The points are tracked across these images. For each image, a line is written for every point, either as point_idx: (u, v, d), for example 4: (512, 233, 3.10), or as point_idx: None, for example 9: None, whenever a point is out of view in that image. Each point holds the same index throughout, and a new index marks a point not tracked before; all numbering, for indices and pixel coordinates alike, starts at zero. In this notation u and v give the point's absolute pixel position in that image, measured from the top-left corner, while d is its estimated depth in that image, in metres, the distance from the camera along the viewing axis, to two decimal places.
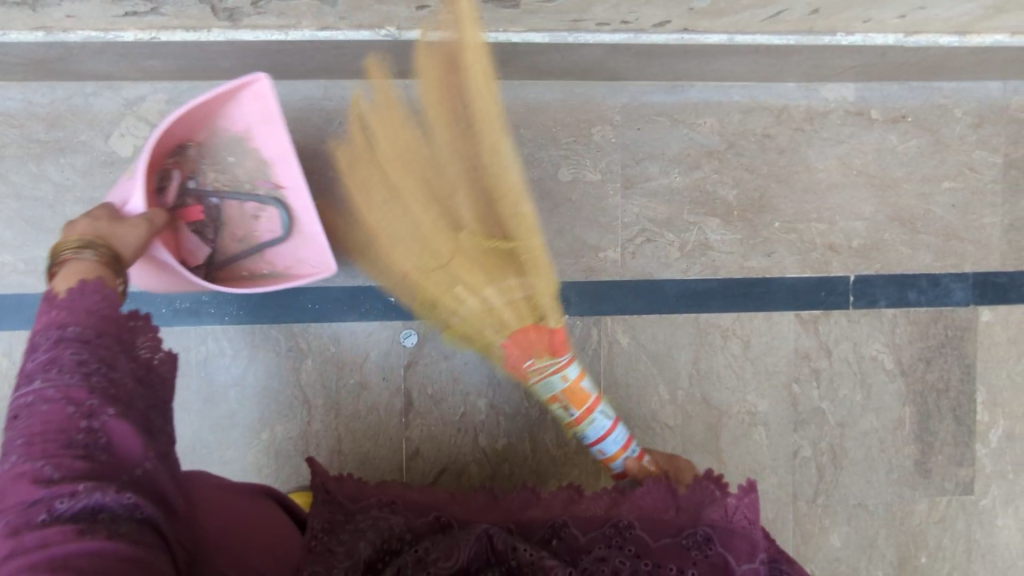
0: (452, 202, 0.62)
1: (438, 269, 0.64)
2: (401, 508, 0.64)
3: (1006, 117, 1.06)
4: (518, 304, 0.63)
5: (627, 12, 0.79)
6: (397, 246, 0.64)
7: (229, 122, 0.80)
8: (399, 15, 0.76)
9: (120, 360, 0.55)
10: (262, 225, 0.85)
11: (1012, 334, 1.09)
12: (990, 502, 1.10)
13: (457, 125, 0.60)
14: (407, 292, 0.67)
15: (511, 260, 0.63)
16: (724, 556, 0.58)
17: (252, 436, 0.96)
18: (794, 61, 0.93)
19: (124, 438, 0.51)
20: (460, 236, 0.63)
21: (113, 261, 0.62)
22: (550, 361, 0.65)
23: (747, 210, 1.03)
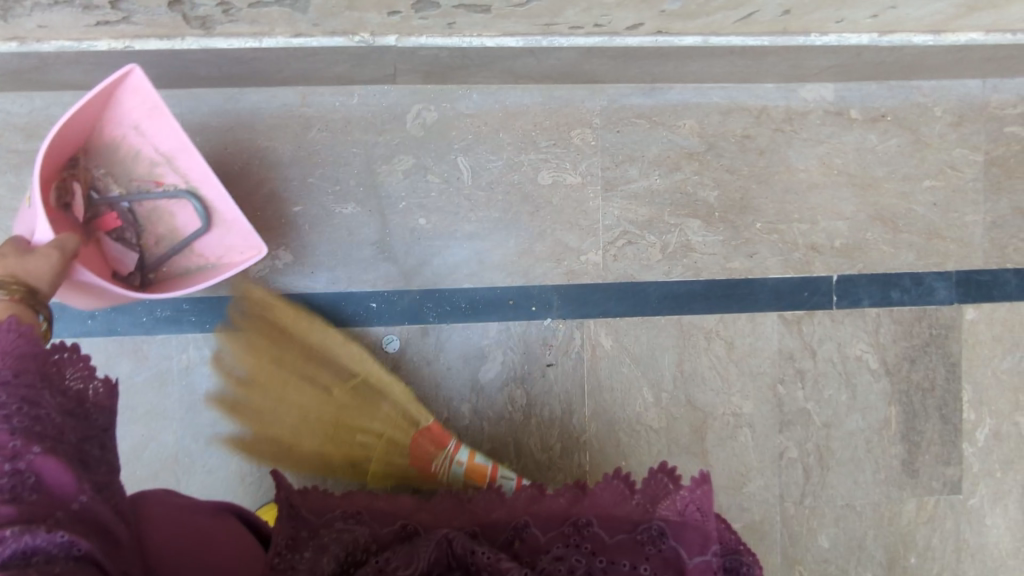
0: (317, 376, 0.93)
1: (335, 429, 0.93)
2: (365, 518, 0.67)
3: (986, 115, 1.07)
4: (397, 419, 0.93)
5: (599, 16, 0.79)
6: (293, 428, 0.93)
7: (117, 124, 0.84)
8: (371, 22, 0.77)
9: (43, 397, 0.55)
10: (180, 219, 0.88)
11: (997, 332, 1.09)
12: (979, 501, 1.09)
13: (294, 343, 0.93)
14: (327, 464, 0.94)
15: (372, 391, 0.94)
16: (677, 549, 0.63)
17: (234, 444, 0.96)
18: (770, 63, 0.94)
19: (55, 473, 0.51)
20: (331, 393, 0.93)
21: (27, 296, 0.64)
22: (441, 454, 0.93)
23: (728, 211, 1.04)
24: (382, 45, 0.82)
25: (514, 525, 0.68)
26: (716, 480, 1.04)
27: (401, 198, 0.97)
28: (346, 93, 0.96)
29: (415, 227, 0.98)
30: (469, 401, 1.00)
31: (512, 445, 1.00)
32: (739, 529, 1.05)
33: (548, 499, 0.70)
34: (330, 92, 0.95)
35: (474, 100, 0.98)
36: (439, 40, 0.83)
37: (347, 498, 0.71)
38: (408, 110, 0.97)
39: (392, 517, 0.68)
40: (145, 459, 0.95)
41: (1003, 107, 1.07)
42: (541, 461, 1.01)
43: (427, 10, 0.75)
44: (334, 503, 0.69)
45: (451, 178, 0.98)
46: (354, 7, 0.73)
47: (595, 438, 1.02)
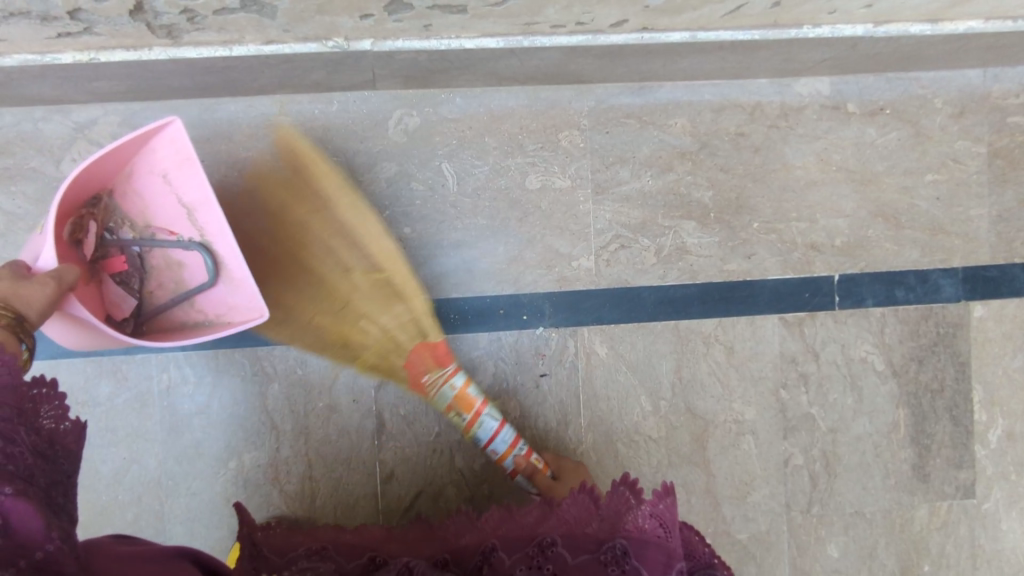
0: (336, 247, 0.84)
1: (341, 308, 0.84)
2: (330, 553, 0.64)
3: (988, 106, 1.03)
4: (407, 326, 0.85)
5: (581, 13, 0.76)
6: (299, 294, 0.85)
7: (145, 167, 0.78)
8: (344, 26, 0.75)
9: (19, 433, 0.51)
10: (190, 272, 0.80)
11: (1007, 329, 1.05)
12: (993, 506, 1.05)
13: (316, 206, 0.84)
14: (320, 342, 0.87)
15: (392, 290, 0.85)
16: (639, 569, 0.61)
17: (219, 466, 0.93)
18: (761, 58, 0.91)
19: (24, 518, 0.46)
20: (349, 275, 0.84)
21: (17, 326, 0.58)
22: (439, 372, 0.86)
23: (724, 212, 1.00)
24: (357, 49, 0.79)
25: (482, 550, 0.67)
26: (719, 489, 1.01)
27: (385, 207, 0.94)
28: (325, 100, 0.93)
29: (400, 236, 0.95)
30: None
31: None
32: (744, 540, 1.01)
33: (517, 519, 0.70)
34: (309, 100, 0.92)
35: (458, 103, 0.95)
36: (416, 43, 0.80)
37: (311, 534, 0.69)
38: (389, 115, 0.94)
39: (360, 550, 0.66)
40: (126, 483, 0.92)
41: (1006, 96, 1.03)
42: None
43: (402, 12, 0.73)
44: (298, 539, 0.68)
45: (436, 185, 0.95)
46: (324, 11, 0.71)
47: (593, 449, 0.98)
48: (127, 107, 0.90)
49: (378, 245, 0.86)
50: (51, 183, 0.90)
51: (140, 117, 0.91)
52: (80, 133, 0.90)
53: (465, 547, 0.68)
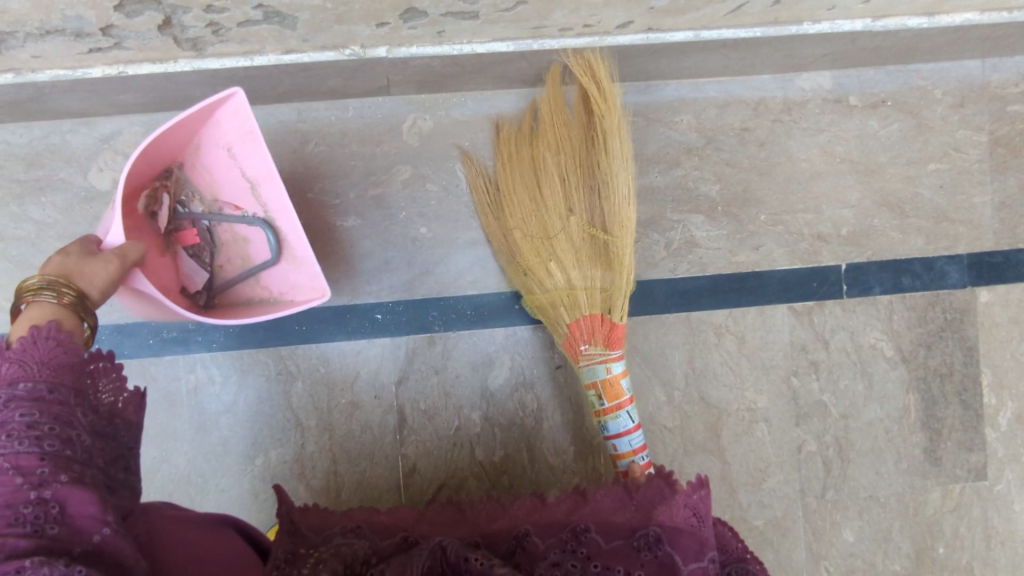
0: (572, 192, 0.89)
1: (543, 241, 0.89)
2: (365, 532, 0.68)
3: (988, 95, 1.05)
4: (593, 291, 0.88)
5: (588, 16, 0.79)
6: (520, 212, 0.91)
7: (211, 141, 0.80)
8: (361, 34, 0.78)
9: (77, 416, 0.52)
10: (255, 247, 0.85)
11: (1013, 314, 1.07)
12: (1005, 488, 1.07)
13: (581, 147, 0.90)
14: (511, 257, 0.93)
15: (604, 252, 0.89)
16: (671, 556, 0.66)
17: (246, 462, 0.96)
18: (764, 54, 0.93)
19: (80, 505, 0.49)
20: (570, 217, 0.89)
21: (79, 305, 0.60)
22: (603, 350, 0.88)
23: (731, 205, 1.03)
24: (373, 57, 0.82)
25: (517, 534, 0.69)
26: (734, 477, 1.03)
27: (402, 208, 0.97)
28: (342, 106, 0.96)
29: (416, 236, 0.97)
30: (480, 408, 0.99)
31: (526, 450, 0.99)
32: (760, 526, 1.03)
33: (550, 507, 0.71)
34: (325, 106, 0.95)
35: (470, 106, 0.98)
36: (430, 49, 0.83)
37: (347, 514, 0.72)
38: (404, 119, 0.97)
39: (393, 530, 0.69)
40: (157, 481, 0.95)
41: (1005, 85, 1.05)
42: (556, 465, 1.00)
43: (417, 19, 0.76)
44: (333, 519, 0.70)
45: (450, 186, 0.98)
46: (342, 20, 0.74)
47: None
48: (151, 118, 0.93)
49: (614, 206, 0.87)
50: (79, 193, 0.93)
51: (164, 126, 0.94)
52: (106, 143, 0.94)
53: (498, 531, 0.70)
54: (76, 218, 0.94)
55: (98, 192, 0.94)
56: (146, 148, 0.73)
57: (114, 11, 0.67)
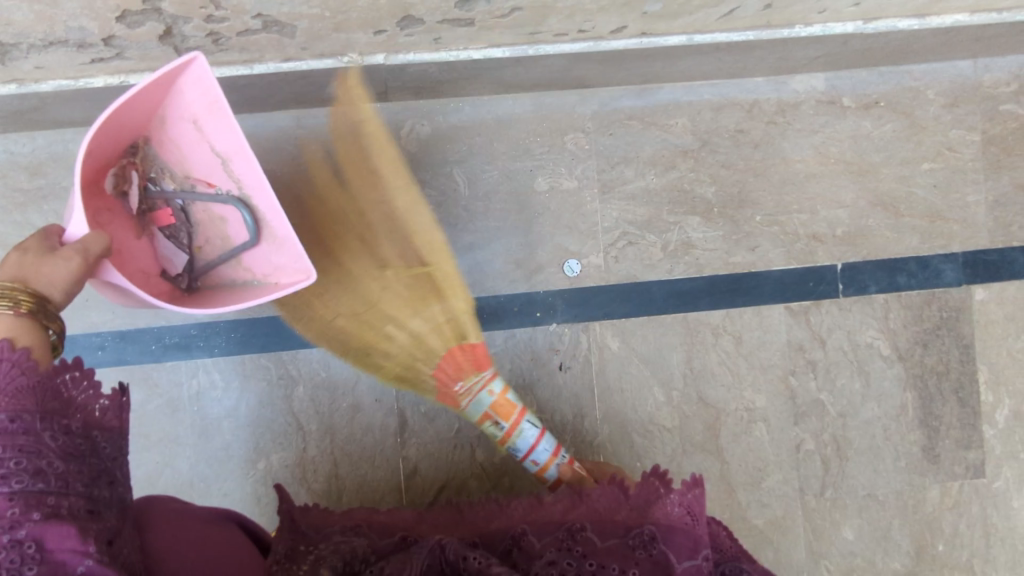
0: (378, 247, 0.79)
1: (366, 310, 0.79)
2: (365, 530, 0.69)
3: (980, 95, 1.06)
4: (443, 327, 0.78)
5: (582, 22, 0.80)
6: (336, 295, 0.80)
7: (174, 112, 0.70)
8: (358, 42, 0.79)
9: (43, 442, 0.49)
10: (234, 227, 0.76)
11: (1008, 311, 1.07)
12: (1004, 484, 1.08)
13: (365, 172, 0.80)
14: (345, 345, 0.83)
15: (429, 286, 0.79)
16: (666, 554, 0.64)
17: (249, 466, 0.96)
18: (757, 57, 0.94)
19: (59, 539, 0.47)
20: (386, 271, 0.79)
21: (39, 310, 0.55)
22: (475, 376, 0.80)
23: (727, 207, 1.04)
24: (371, 64, 0.83)
25: (513, 533, 0.69)
26: (733, 476, 1.03)
27: None
28: None
29: None
30: None
31: None
32: (760, 525, 1.03)
33: (547, 507, 0.73)
34: (323, 113, 0.97)
35: (467, 111, 0.99)
36: (427, 56, 0.84)
37: (347, 514, 0.73)
38: (401, 125, 0.98)
39: (393, 530, 0.69)
40: (160, 486, 0.95)
41: (998, 85, 1.06)
42: None
43: (413, 27, 0.77)
44: (333, 518, 0.71)
45: (448, 191, 0.99)
46: (340, 28, 0.75)
47: (609, 440, 1.01)
48: None
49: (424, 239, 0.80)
50: None
51: None
52: None
53: (496, 530, 0.72)
54: None
55: None
56: (94, 129, 0.64)
57: (116, 23, 0.68)
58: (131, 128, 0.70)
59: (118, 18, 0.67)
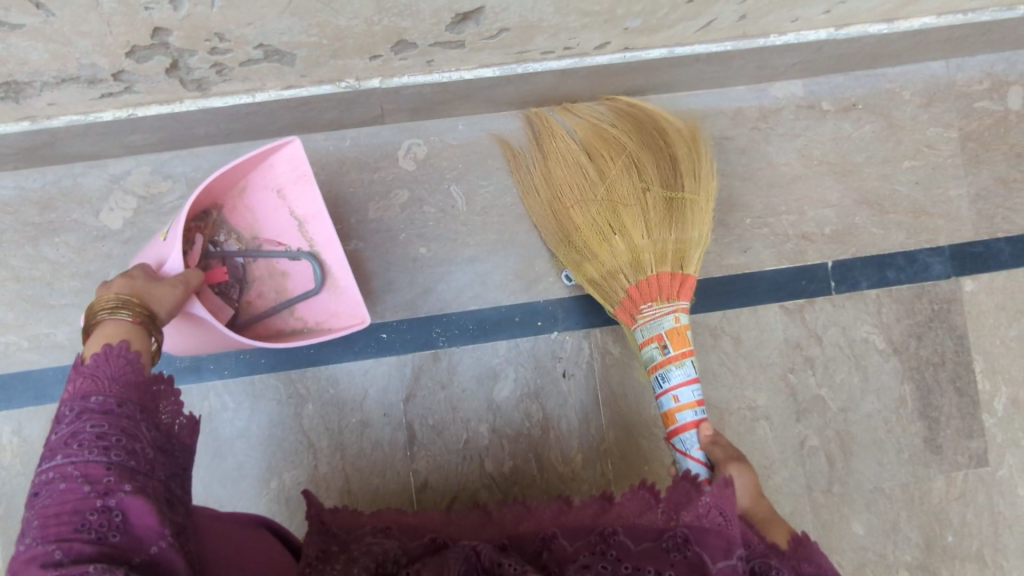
0: (645, 169, 0.95)
1: (610, 204, 0.94)
2: (395, 532, 0.74)
3: (954, 94, 1.10)
4: (668, 249, 0.91)
5: (568, 39, 0.84)
6: (574, 176, 0.97)
7: (259, 184, 0.89)
8: (355, 67, 0.83)
9: (141, 430, 0.59)
10: (294, 280, 0.93)
11: (999, 301, 1.09)
12: (1008, 472, 1.08)
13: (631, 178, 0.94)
14: (586, 194, 0.95)
15: (679, 215, 0.93)
16: (701, 555, 0.68)
17: (261, 486, 0.98)
18: (736, 66, 0.98)
19: (140, 515, 0.55)
20: (646, 190, 0.93)
21: (147, 321, 0.67)
22: (671, 303, 0.90)
23: (717, 211, 1.07)
24: (368, 88, 0.87)
25: (543, 536, 0.73)
26: None
27: (401, 230, 1.02)
28: (339, 137, 1.01)
29: (416, 256, 1.02)
30: (487, 420, 1.01)
31: (534, 460, 1.01)
32: None
33: (576, 512, 0.76)
34: (323, 138, 1.01)
35: (461, 130, 1.04)
36: (421, 78, 0.88)
37: (376, 515, 0.79)
38: (399, 146, 1.03)
39: (421, 531, 0.75)
40: None
41: (970, 84, 1.10)
42: (564, 474, 1.02)
43: (406, 51, 0.80)
44: (363, 519, 0.78)
45: (447, 207, 1.03)
46: (338, 55, 0.79)
47: (615, 444, 1.03)
48: (159, 157, 0.98)
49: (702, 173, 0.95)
50: (91, 233, 0.98)
51: (171, 164, 0.99)
52: (117, 183, 0.98)
53: (526, 534, 0.75)
54: (89, 256, 0.98)
55: (109, 230, 0.98)
56: (211, 181, 0.81)
57: (125, 58, 0.71)
58: (216, 194, 0.87)
59: (128, 53, 0.70)
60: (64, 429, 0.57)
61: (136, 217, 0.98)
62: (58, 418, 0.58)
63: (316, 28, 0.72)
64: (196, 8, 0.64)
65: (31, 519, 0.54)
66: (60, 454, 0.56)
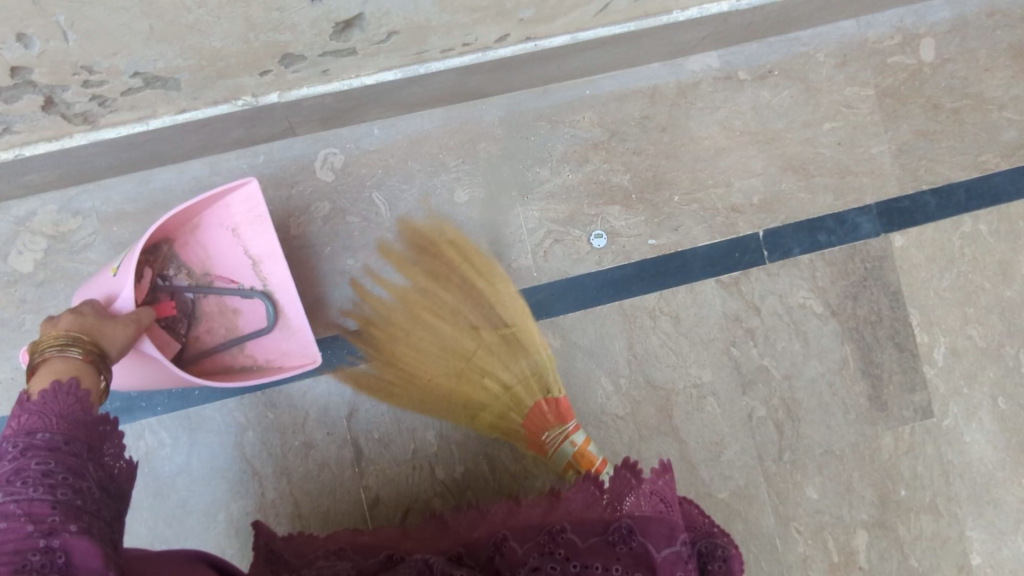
0: (473, 314, 1.02)
1: (465, 365, 1.00)
2: (348, 553, 0.72)
3: (868, 51, 1.10)
4: (528, 378, 1.00)
5: (464, 36, 0.83)
6: (417, 341, 1.01)
7: (214, 222, 0.89)
8: (248, 85, 0.80)
9: (86, 469, 0.59)
10: (245, 317, 0.91)
11: (929, 253, 1.10)
12: (953, 422, 1.10)
13: (457, 321, 1.01)
14: (431, 353, 1.00)
15: (516, 345, 1.01)
16: (645, 545, 0.63)
17: (209, 520, 0.96)
18: (646, 45, 0.97)
19: (84, 557, 0.53)
20: (478, 334, 1.01)
21: (96, 358, 0.68)
22: (559, 428, 0.95)
23: (644, 192, 1.06)
24: (266, 103, 0.84)
25: (494, 541, 0.70)
26: (691, 452, 1.05)
27: (326, 244, 1.00)
28: (251, 154, 0.99)
29: (344, 269, 1.00)
30: (433, 427, 1.00)
31: (484, 462, 1.00)
32: (726, 498, 1.05)
33: (524, 513, 0.74)
34: (236, 156, 0.98)
35: (377, 134, 1.01)
36: (320, 88, 0.85)
37: (331, 539, 0.77)
38: (315, 157, 1.00)
39: (376, 549, 0.73)
40: None
41: (882, 40, 1.10)
42: (517, 472, 1.01)
43: (297, 63, 0.78)
44: (317, 544, 0.76)
45: (370, 215, 1.01)
46: (224, 75, 0.76)
47: None
48: (63, 194, 0.95)
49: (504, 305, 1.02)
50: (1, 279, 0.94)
51: (78, 200, 0.96)
52: (22, 225, 0.95)
53: (478, 539, 0.72)
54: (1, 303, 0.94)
55: (19, 274, 0.94)
56: (168, 218, 0.81)
57: None
58: (168, 230, 0.86)
59: None
60: (6, 467, 0.57)
61: (47, 258, 0.95)
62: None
63: (190, 51, 0.69)
64: (50, 44, 0.62)
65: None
66: (0, 492, 0.55)
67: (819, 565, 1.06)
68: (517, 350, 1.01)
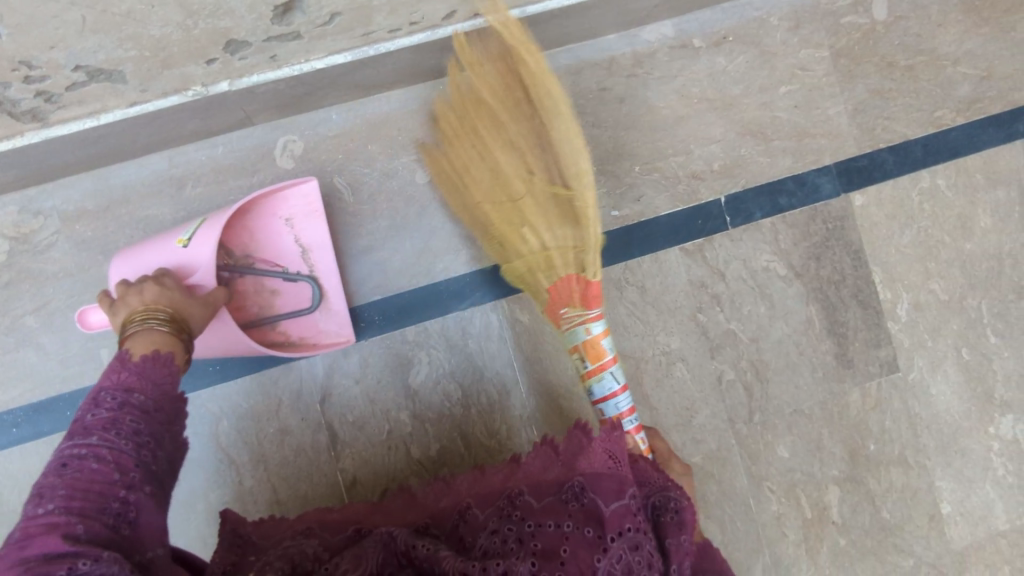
0: (523, 155, 0.82)
1: (509, 206, 0.86)
2: (316, 530, 0.73)
3: (821, 13, 1.11)
4: (569, 254, 0.83)
5: (410, 14, 0.83)
6: (475, 163, 0.88)
7: (264, 210, 0.94)
8: (196, 74, 0.80)
9: (164, 438, 0.63)
10: (281, 299, 0.97)
11: (888, 211, 1.12)
12: (919, 375, 1.12)
13: (506, 151, 0.83)
14: (484, 188, 0.88)
15: (568, 210, 0.81)
16: (595, 500, 0.64)
17: (188, 510, 0.97)
18: (597, 16, 0.98)
19: (149, 520, 0.58)
20: (528, 176, 0.82)
21: (181, 334, 0.72)
22: (580, 310, 0.82)
23: (605, 163, 1.07)
24: (217, 92, 0.84)
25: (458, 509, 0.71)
26: (663, 418, 1.07)
27: None
28: (209, 145, 0.99)
29: None
30: (407, 408, 1.01)
31: (459, 439, 1.02)
32: (698, 461, 1.07)
33: (487, 478, 0.74)
34: (194, 148, 0.98)
35: (336, 119, 1.01)
36: (270, 74, 0.85)
37: (298, 519, 0.78)
38: (274, 145, 1.00)
39: (343, 526, 0.74)
40: None
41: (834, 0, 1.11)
42: (492, 448, 1.03)
43: (243, 49, 0.78)
44: (282, 526, 0.77)
45: (334, 201, 1.01)
46: (170, 65, 0.76)
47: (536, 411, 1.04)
48: (23, 195, 0.95)
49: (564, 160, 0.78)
50: None
51: (38, 200, 0.96)
52: None
53: (444, 509, 0.74)
54: None
55: None
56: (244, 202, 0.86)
57: None
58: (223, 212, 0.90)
59: None
60: (103, 413, 0.60)
61: (11, 260, 0.95)
62: (98, 401, 0.61)
63: (129, 42, 0.69)
64: None
65: (55, 488, 0.55)
66: (95, 435, 0.59)
67: (793, 522, 1.08)
68: (563, 222, 0.82)
